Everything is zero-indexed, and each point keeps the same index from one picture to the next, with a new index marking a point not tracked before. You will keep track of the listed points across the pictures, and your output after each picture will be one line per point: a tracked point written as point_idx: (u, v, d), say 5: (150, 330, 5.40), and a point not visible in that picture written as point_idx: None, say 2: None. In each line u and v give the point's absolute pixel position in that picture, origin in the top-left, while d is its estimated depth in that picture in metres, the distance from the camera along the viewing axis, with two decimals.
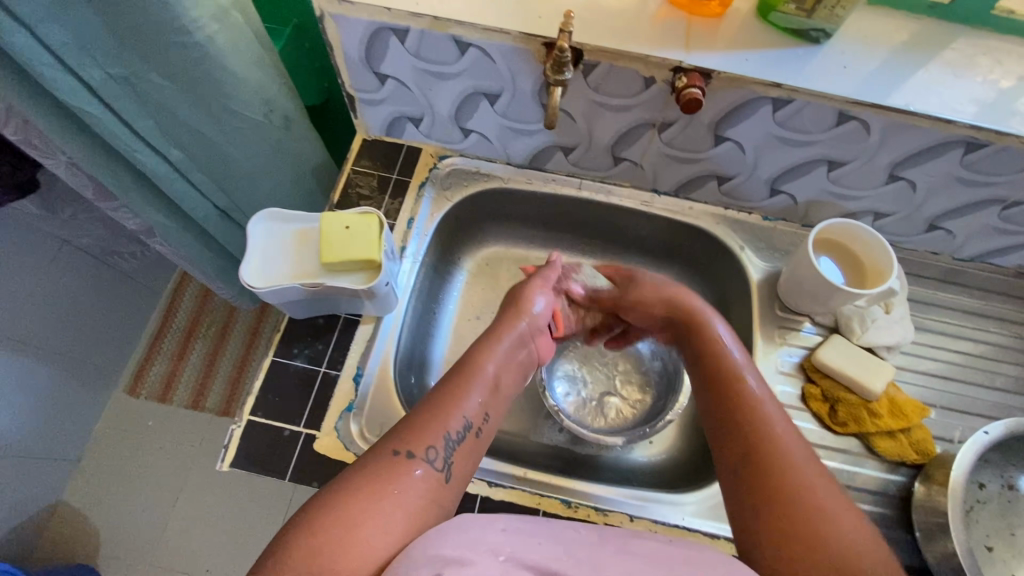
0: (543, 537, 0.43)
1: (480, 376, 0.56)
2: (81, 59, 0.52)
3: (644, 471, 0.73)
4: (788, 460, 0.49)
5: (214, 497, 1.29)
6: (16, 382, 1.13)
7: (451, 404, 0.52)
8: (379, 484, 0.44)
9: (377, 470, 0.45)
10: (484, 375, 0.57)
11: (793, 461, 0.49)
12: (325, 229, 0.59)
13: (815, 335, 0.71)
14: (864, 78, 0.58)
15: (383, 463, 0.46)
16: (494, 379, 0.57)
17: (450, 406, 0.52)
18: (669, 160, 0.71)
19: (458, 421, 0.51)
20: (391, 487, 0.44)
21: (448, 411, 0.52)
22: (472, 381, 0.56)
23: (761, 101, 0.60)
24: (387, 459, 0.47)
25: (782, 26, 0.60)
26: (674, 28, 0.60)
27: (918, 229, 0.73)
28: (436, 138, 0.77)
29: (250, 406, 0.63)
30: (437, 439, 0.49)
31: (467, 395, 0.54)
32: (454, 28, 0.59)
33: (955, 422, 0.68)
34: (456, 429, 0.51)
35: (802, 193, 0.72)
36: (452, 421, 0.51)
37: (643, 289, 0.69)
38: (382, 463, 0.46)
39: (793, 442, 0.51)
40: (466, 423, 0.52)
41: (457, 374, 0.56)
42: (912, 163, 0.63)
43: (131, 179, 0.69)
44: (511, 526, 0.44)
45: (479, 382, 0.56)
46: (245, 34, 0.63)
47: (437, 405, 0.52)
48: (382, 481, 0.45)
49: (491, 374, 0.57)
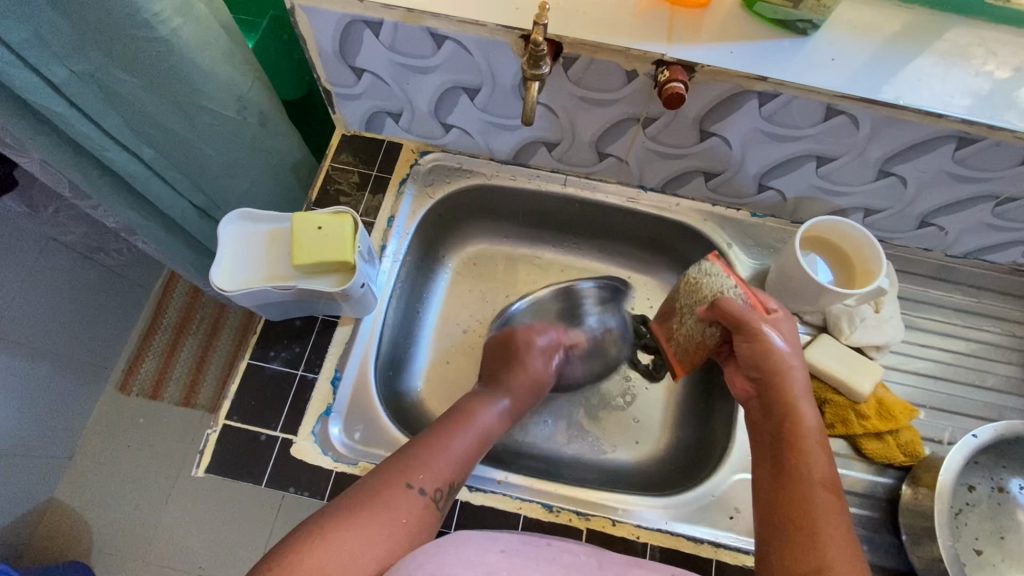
0: (539, 561, 0.46)
1: (479, 425, 0.61)
2: (43, 57, 0.50)
3: (629, 472, 0.72)
4: (814, 503, 0.49)
5: (206, 497, 1.29)
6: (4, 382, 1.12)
7: (450, 443, 0.57)
8: (381, 504, 0.50)
9: (379, 491, 0.51)
10: (482, 424, 0.61)
11: (819, 506, 0.49)
12: (296, 229, 0.57)
13: (803, 335, 0.69)
14: (852, 71, 0.56)
15: (388, 487, 0.51)
16: (490, 431, 0.61)
17: (446, 443, 0.57)
18: (654, 156, 0.70)
19: (455, 461, 0.56)
20: (394, 508, 0.50)
21: (445, 449, 0.56)
22: (470, 427, 0.60)
23: (747, 95, 0.58)
24: (392, 483, 0.51)
25: (768, 17, 0.57)
26: (657, 20, 0.57)
27: (909, 225, 0.71)
28: (417, 134, 0.75)
29: (225, 410, 0.62)
30: (437, 477, 0.54)
31: (464, 437, 0.58)
32: (429, 20, 0.57)
33: (944, 422, 0.67)
34: (459, 470, 0.56)
35: (791, 189, 0.70)
36: (450, 462, 0.55)
37: (768, 341, 0.58)
38: (386, 485, 0.51)
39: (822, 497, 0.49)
40: (459, 465, 0.56)
41: (459, 414, 0.61)
42: (903, 158, 0.61)
43: (105, 178, 0.67)
44: (508, 549, 0.47)
45: (478, 432, 0.60)
46: (213, 27, 0.60)
47: (437, 440, 0.56)
48: (386, 500, 0.50)
49: (490, 422, 0.62)
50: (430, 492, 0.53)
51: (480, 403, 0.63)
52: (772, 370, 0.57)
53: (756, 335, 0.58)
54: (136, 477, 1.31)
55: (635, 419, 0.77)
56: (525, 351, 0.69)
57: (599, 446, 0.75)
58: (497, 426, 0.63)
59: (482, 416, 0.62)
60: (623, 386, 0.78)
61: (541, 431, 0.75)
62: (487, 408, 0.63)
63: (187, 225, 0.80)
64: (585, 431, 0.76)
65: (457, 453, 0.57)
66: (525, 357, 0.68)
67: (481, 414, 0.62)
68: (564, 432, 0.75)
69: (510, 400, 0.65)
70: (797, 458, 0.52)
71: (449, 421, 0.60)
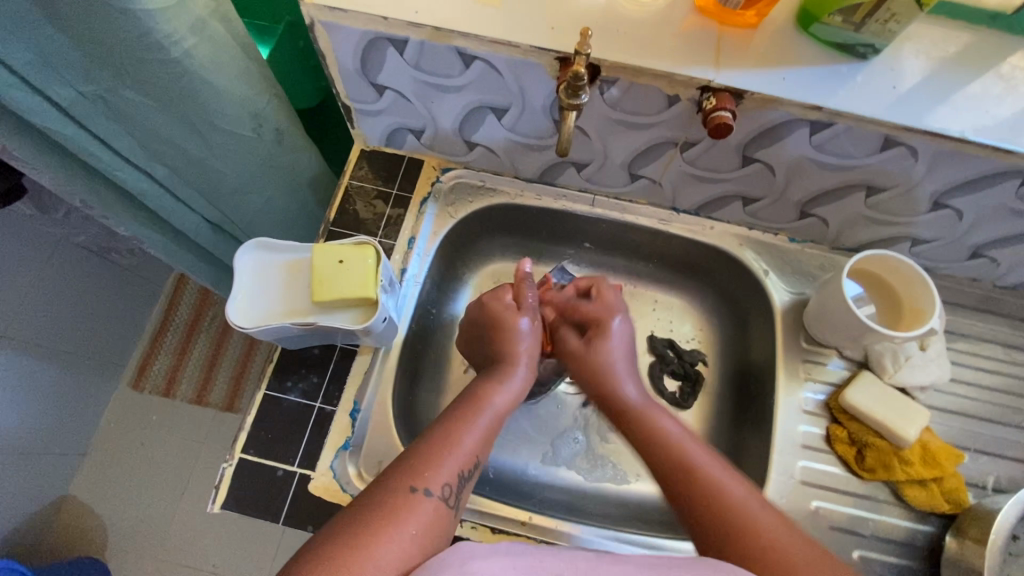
0: None
1: (486, 407, 0.57)
2: (47, 78, 0.48)
3: (654, 506, 0.70)
4: (732, 509, 0.49)
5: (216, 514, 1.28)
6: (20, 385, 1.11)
7: (457, 436, 0.53)
8: (392, 513, 0.45)
9: (387, 499, 0.46)
10: (490, 405, 0.57)
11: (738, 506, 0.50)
12: (316, 263, 0.55)
13: (842, 370, 0.66)
14: (914, 100, 0.52)
15: (395, 495, 0.46)
16: (499, 413, 0.58)
17: (451, 438, 0.52)
18: (690, 179, 0.66)
19: (463, 455, 0.52)
20: (406, 515, 0.45)
21: (452, 445, 0.52)
22: (477, 419, 0.55)
23: (798, 123, 0.54)
24: (398, 491, 0.47)
25: (826, 39, 0.53)
26: (703, 40, 0.53)
27: (959, 256, 0.67)
28: (439, 150, 0.72)
29: (242, 443, 0.60)
30: (448, 474, 0.50)
31: (471, 430, 0.54)
32: (456, 39, 0.53)
33: (991, 467, 0.63)
34: (469, 461, 0.52)
35: (835, 217, 0.66)
36: (460, 457, 0.52)
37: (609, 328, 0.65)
38: (392, 495, 0.46)
39: (741, 499, 0.50)
40: (468, 458, 0.52)
41: (464, 403, 0.57)
42: (961, 191, 0.57)
43: (116, 196, 0.65)
44: None
45: (488, 418, 0.56)
46: (226, 44, 0.55)
47: (439, 439, 0.52)
48: (396, 509, 0.45)
49: (496, 404, 0.58)
50: (442, 492, 0.48)
51: (488, 383, 0.60)
52: (592, 370, 0.63)
53: (584, 351, 0.65)
54: (148, 475, 1.31)
55: None
56: (510, 318, 0.64)
57: (623, 477, 0.72)
58: (510, 405, 0.59)
59: (487, 399, 0.58)
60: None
61: (564, 459, 0.73)
62: (495, 388, 0.59)
63: (200, 239, 0.78)
64: (608, 460, 0.73)
65: (466, 447, 0.53)
66: (507, 321, 0.64)
67: (488, 399, 0.58)
68: (586, 460, 0.73)
69: (519, 373, 0.62)
70: (656, 450, 0.56)
71: (453, 413, 0.56)
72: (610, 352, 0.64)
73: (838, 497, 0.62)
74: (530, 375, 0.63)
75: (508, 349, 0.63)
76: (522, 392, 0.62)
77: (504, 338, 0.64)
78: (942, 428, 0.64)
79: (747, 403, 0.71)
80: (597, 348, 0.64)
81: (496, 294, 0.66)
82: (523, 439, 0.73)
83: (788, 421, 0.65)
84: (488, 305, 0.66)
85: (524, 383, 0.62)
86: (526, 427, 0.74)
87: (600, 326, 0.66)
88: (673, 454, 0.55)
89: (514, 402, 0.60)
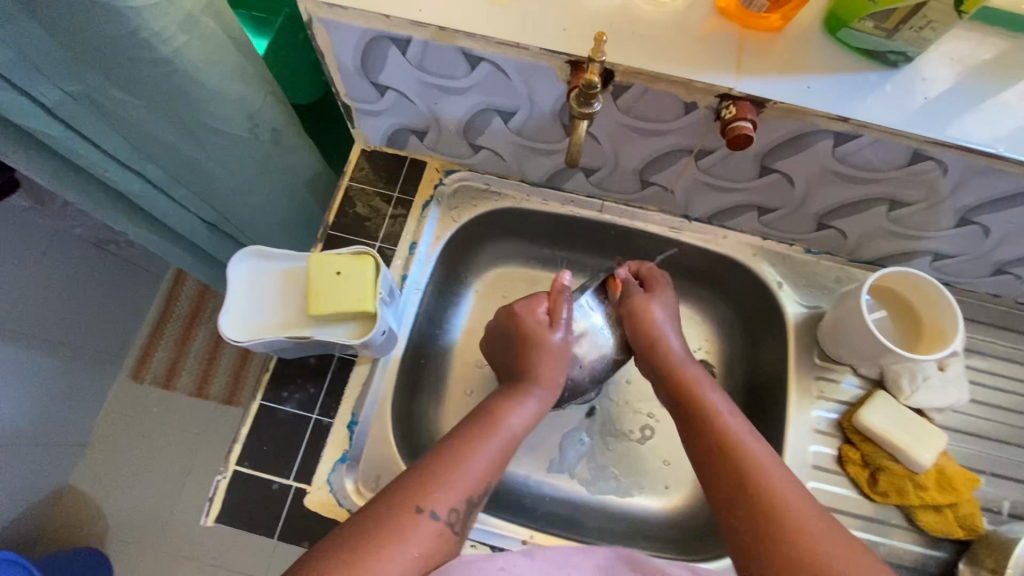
0: None
1: (500, 430, 0.53)
2: (30, 77, 0.46)
3: (659, 522, 0.68)
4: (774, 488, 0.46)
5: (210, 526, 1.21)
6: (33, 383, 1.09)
7: (470, 456, 0.50)
8: (394, 533, 0.43)
9: (392, 517, 0.44)
10: (505, 430, 0.53)
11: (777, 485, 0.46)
12: (313, 275, 0.54)
13: (856, 389, 0.64)
14: (946, 111, 0.49)
15: (400, 512, 0.44)
16: (514, 436, 0.54)
17: (464, 458, 0.49)
18: (703, 188, 0.63)
19: (473, 478, 0.49)
20: (407, 539, 0.43)
21: (463, 466, 0.49)
22: (492, 442, 0.52)
23: (821, 134, 0.51)
24: (403, 510, 0.44)
25: (854, 46, 0.50)
26: (723, 44, 0.50)
27: (982, 272, 0.64)
28: (443, 152, 0.69)
29: (236, 455, 0.58)
30: (457, 496, 0.47)
31: (484, 452, 0.51)
32: (462, 40, 0.50)
33: (1009, 492, 0.61)
34: (479, 484, 0.49)
35: (854, 229, 0.63)
36: (471, 479, 0.48)
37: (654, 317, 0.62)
38: (397, 512, 0.44)
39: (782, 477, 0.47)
40: (479, 483, 0.49)
41: (480, 422, 0.53)
42: (990, 208, 0.54)
43: (106, 196, 0.63)
44: None
45: (501, 439, 0.52)
46: (220, 41, 0.53)
47: (450, 458, 0.49)
48: (400, 529, 0.43)
49: (512, 427, 0.54)
50: (448, 517, 0.46)
51: (506, 403, 0.56)
52: (644, 327, 0.62)
53: (636, 297, 0.63)
54: (146, 468, 1.25)
55: (664, 461, 0.71)
56: (544, 336, 0.59)
57: (626, 490, 0.70)
58: (525, 428, 0.55)
59: (502, 421, 0.54)
60: (642, 422, 0.73)
61: (566, 471, 0.71)
62: (511, 408, 0.55)
63: (195, 238, 0.76)
64: (611, 472, 0.71)
65: (479, 470, 0.49)
66: (543, 340, 0.59)
67: (504, 419, 0.54)
68: (589, 471, 0.71)
69: (539, 394, 0.58)
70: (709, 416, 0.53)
71: (467, 431, 0.52)
72: (656, 313, 0.62)
73: (849, 519, 0.60)
74: (552, 398, 0.59)
75: (538, 366, 0.58)
76: (539, 412, 0.57)
77: (537, 358, 0.59)
78: (956, 451, 0.62)
79: (757, 419, 0.69)
80: (647, 304, 0.62)
81: (529, 306, 0.62)
82: (525, 451, 0.71)
83: (799, 439, 0.63)
84: (521, 318, 0.61)
85: (541, 408, 0.57)
86: (528, 437, 0.72)
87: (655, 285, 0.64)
88: (716, 432, 0.52)
89: (529, 425, 0.56)
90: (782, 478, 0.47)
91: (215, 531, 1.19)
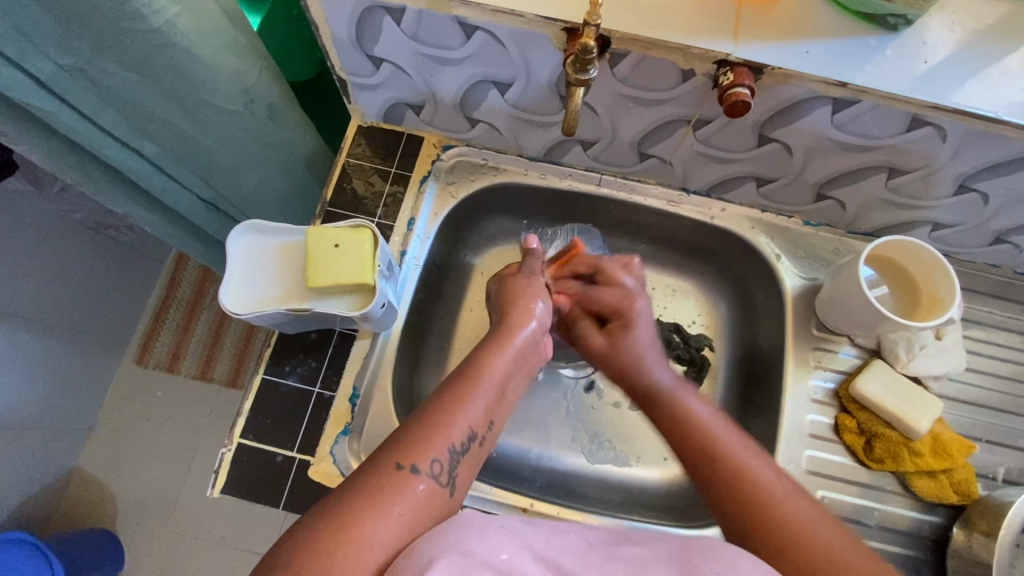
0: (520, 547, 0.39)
1: (488, 378, 0.53)
2: (23, 49, 0.45)
3: (659, 492, 0.69)
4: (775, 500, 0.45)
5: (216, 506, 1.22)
6: (39, 366, 1.09)
7: (457, 408, 0.49)
8: (381, 493, 0.41)
9: (377, 478, 0.42)
10: (491, 377, 0.53)
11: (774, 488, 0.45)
12: (313, 246, 0.55)
13: (852, 359, 0.65)
14: (944, 75, 0.48)
15: (386, 471, 0.43)
16: (501, 386, 0.54)
17: (450, 412, 0.48)
18: (702, 159, 0.63)
19: (459, 430, 0.48)
20: (394, 497, 0.41)
21: (448, 420, 0.48)
22: (477, 391, 0.51)
23: (820, 101, 0.50)
24: (390, 468, 0.43)
25: (854, 9, 0.49)
26: (720, 10, 0.49)
27: (981, 242, 0.64)
28: (440, 127, 0.69)
29: (240, 428, 0.59)
30: (438, 449, 0.45)
31: (470, 405, 0.50)
32: (456, 8, 0.49)
33: (1003, 459, 0.62)
34: (465, 434, 0.48)
35: (853, 200, 0.63)
36: (452, 430, 0.47)
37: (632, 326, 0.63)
38: (383, 472, 0.42)
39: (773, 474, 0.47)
40: (471, 432, 0.49)
41: (464, 372, 0.53)
42: (989, 175, 0.54)
43: (102, 173, 0.63)
44: None
45: (487, 389, 0.52)
46: (211, 14, 0.52)
47: (436, 413, 0.48)
48: (385, 488, 0.41)
49: (495, 376, 0.54)
50: (431, 471, 0.44)
51: (491, 352, 0.56)
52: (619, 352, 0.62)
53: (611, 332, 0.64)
54: (154, 450, 1.26)
55: None
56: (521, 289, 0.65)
57: (625, 461, 0.71)
58: (509, 375, 0.55)
59: (489, 371, 0.54)
60: None
61: (566, 442, 0.71)
62: (495, 357, 0.55)
63: (193, 218, 0.76)
64: (610, 442, 0.72)
65: (463, 423, 0.48)
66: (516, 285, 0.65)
67: (487, 368, 0.54)
68: (588, 442, 0.72)
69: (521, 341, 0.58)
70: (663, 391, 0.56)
71: (454, 382, 0.52)
72: (635, 336, 0.63)
73: (846, 486, 0.61)
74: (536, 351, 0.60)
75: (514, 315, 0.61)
76: (521, 369, 0.57)
77: (517, 310, 0.61)
78: (952, 419, 0.63)
79: (755, 389, 0.69)
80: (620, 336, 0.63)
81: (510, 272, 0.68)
82: (526, 423, 0.72)
83: (797, 407, 0.63)
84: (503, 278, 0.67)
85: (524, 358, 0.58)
86: (527, 411, 0.73)
87: (626, 311, 0.64)
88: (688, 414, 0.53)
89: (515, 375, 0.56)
90: (768, 471, 0.47)
91: (224, 510, 1.21)
